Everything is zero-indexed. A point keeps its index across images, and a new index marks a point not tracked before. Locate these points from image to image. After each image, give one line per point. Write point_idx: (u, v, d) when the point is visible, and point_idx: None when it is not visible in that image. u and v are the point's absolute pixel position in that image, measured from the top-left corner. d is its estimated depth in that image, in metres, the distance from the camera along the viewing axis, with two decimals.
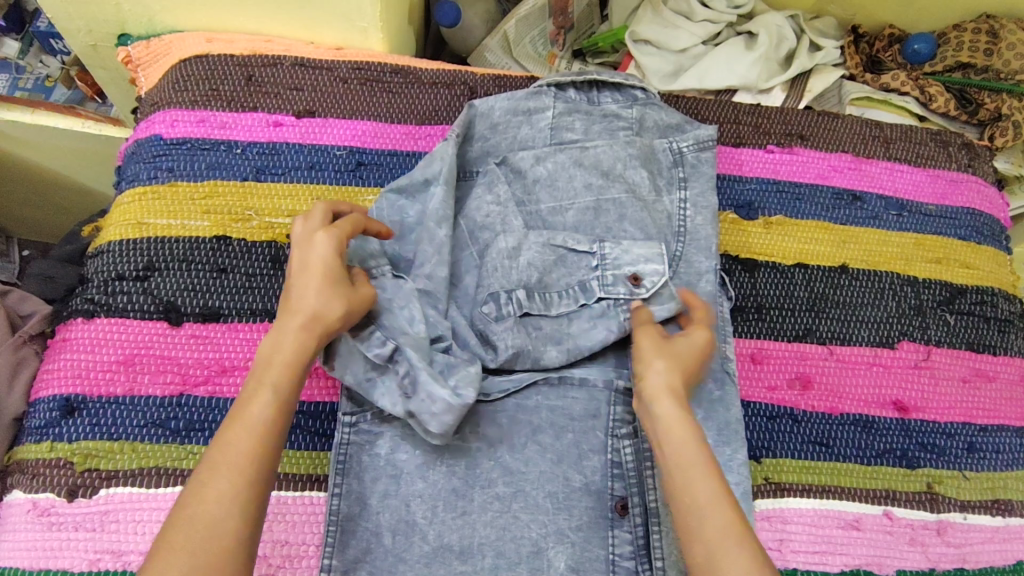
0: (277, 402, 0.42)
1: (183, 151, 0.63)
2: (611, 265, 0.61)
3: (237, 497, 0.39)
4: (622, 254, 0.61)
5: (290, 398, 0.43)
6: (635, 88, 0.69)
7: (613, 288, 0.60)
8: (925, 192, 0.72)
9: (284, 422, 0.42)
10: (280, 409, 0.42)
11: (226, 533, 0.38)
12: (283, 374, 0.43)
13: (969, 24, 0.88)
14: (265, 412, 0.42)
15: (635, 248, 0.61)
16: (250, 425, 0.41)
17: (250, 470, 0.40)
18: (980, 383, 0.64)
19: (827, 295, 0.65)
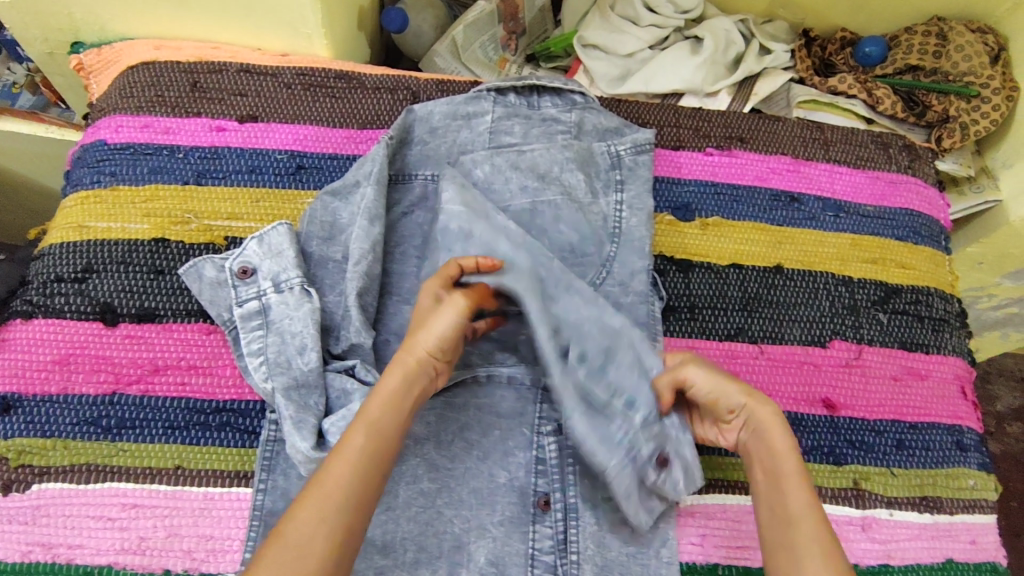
0: (370, 434, 0.45)
1: (126, 155, 0.65)
2: (656, 434, 0.55)
3: (332, 518, 0.41)
4: (678, 441, 0.55)
5: (385, 434, 0.46)
6: (575, 92, 0.70)
7: (645, 453, 0.54)
8: (863, 193, 0.73)
9: (380, 458, 0.45)
10: (375, 441, 0.45)
11: (318, 552, 0.40)
12: (381, 411, 0.46)
13: (920, 27, 0.89)
14: (360, 440, 0.45)
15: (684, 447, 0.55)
16: (346, 454, 0.44)
17: (349, 501, 0.42)
18: (911, 381, 0.65)
19: (760, 295, 0.66)
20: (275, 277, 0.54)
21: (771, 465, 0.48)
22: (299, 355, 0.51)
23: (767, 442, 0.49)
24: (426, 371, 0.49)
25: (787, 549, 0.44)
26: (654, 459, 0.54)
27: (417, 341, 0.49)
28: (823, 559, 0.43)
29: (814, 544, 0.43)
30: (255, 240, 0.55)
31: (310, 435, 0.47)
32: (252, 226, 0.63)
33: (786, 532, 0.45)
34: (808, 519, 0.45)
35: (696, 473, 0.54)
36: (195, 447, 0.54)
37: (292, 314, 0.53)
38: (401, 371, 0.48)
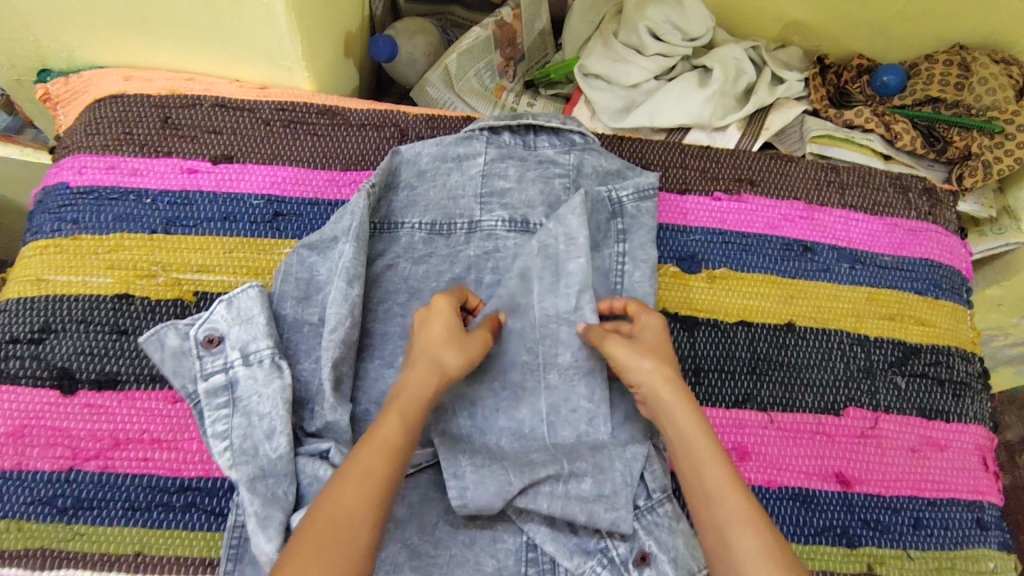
0: (403, 421, 0.46)
1: (90, 201, 0.60)
2: (645, 518, 0.53)
3: (361, 504, 0.41)
4: (671, 529, 0.52)
5: (416, 425, 0.46)
6: (574, 132, 0.66)
7: (626, 537, 0.52)
8: (880, 242, 0.69)
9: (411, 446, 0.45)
10: (409, 430, 0.45)
11: (360, 528, 0.40)
12: (414, 408, 0.47)
13: (942, 55, 0.83)
14: (393, 432, 0.45)
15: (681, 537, 0.52)
16: (379, 440, 0.44)
17: (383, 483, 0.43)
18: (929, 453, 0.61)
19: (770, 356, 0.62)
20: (243, 347, 0.49)
21: (683, 440, 0.48)
22: (267, 440, 0.47)
23: (679, 417, 0.49)
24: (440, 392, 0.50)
25: (717, 526, 0.44)
26: (638, 551, 0.52)
27: (448, 360, 0.50)
28: (750, 525, 0.43)
29: (738, 509, 0.43)
30: (222, 303, 0.50)
31: (276, 535, 0.43)
32: (225, 280, 0.58)
33: (710, 508, 0.44)
34: (730, 490, 0.44)
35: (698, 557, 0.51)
36: (158, 531, 0.50)
37: (257, 393, 0.48)
38: (428, 376, 0.49)
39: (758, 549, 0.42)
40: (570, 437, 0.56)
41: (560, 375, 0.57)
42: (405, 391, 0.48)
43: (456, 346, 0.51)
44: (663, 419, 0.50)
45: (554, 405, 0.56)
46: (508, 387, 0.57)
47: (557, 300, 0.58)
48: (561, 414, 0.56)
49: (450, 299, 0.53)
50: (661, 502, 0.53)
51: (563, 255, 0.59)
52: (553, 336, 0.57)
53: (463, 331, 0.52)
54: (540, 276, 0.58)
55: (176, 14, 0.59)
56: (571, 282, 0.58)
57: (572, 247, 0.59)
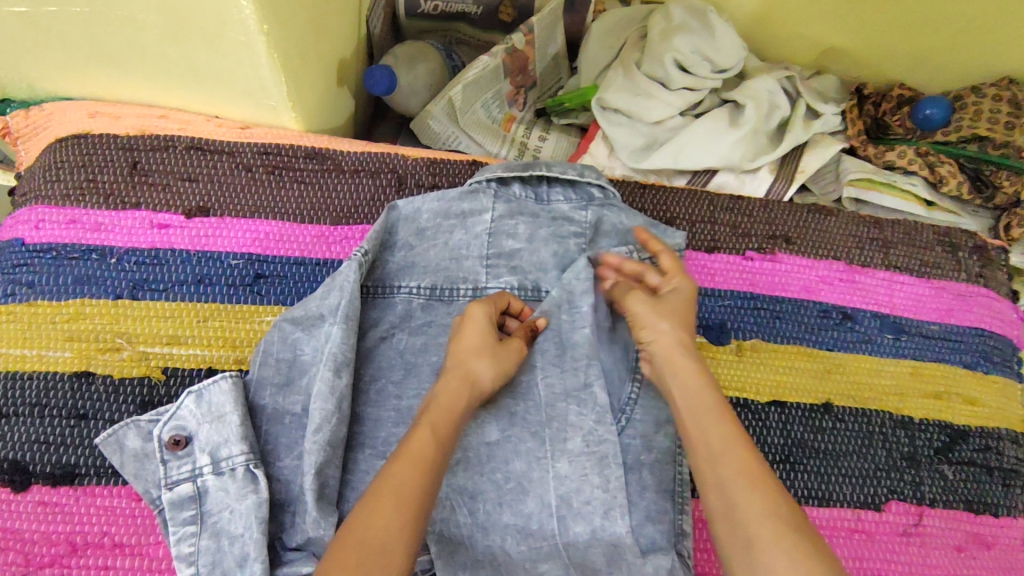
0: (436, 432, 0.43)
1: (48, 260, 0.53)
2: None
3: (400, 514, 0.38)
4: None
5: (449, 437, 0.44)
6: (592, 185, 0.58)
7: None
8: (926, 309, 0.62)
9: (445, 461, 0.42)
10: (442, 444, 0.43)
11: (397, 542, 0.37)
12: (448, 418, 0.44)
13: (991, 88, 0.76)
14: (419, 445, 0.42)
15: None
16: (412, 453, 0.41)
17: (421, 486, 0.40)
18: (976, 552, 0.55)
19: (804, 442, 0.56)
20: (214, 451, 0.44)
21: (692, 400, 0.45)
22: (239, 569, 0.41)
23: (687, 381, 0.47)
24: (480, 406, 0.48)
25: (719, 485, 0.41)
26: None
27: (483, 370, 0.48)
28: (754, 488, 0.40)
29: (741, 472, 0.41)
30: (192, 396, 0.44)
31: None
32: (198, 354, 0.52)
33: (711, 469, 0.42)
34: (733, 449, 0.42)
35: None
36: None
37: (226, 505, 0.43)
38: (461, 385, 0.47)
39: (760, 513, 0.39)
40: (584, 533, 0.49)
41: (571, 465, 0.50)
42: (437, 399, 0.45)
43: (490, 355, 0.49)
44: (668, 376, 0.48)
45: (564, 497, 0.49)
46: (512, 479, 0.50)
47: (564, 376, 0.52)
48: (573, 507, 0.49)
49: (485, 306, 0.51)
50: None
51: (567, 325, 0.53)
52: (562, 420, 0.51)
53: (499, 340, 0.50)
54: (544, 350, 0.53)
55: (142, 52, 0.52)
56: (578, 353, 0.52)
57: (577, 316, 0.53)
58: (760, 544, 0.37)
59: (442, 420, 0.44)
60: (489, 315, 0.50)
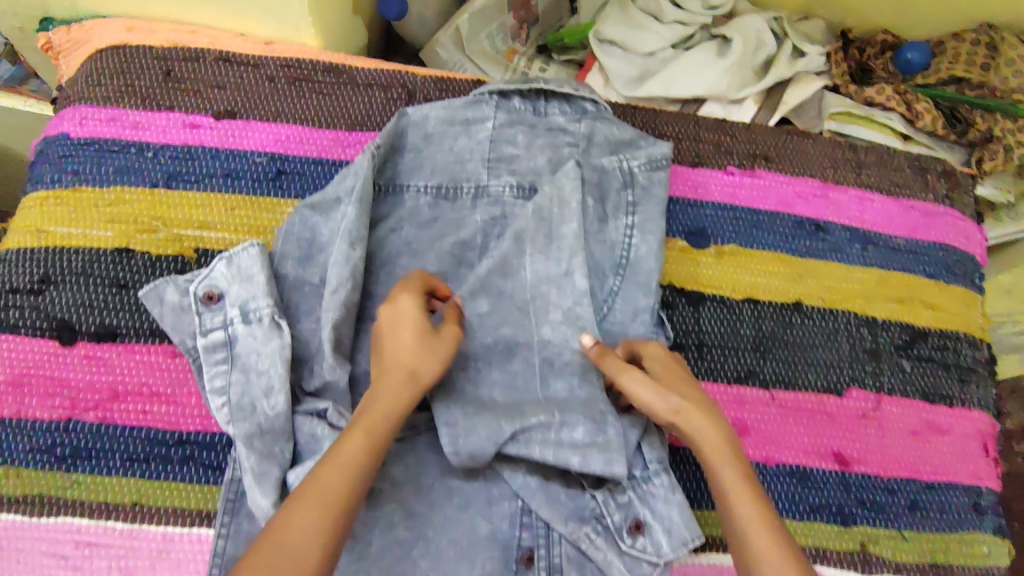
0: (370, 437, 0.43)
1: (91, 152, 0.59)
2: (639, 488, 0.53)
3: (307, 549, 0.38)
4: (664, 499, 0.52)
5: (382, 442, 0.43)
6: (586, 100, 0.64)
7: (621, 507, 0.52)
8: (895, 224, 0.67)
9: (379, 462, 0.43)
10: (375, 447, 0.43)
11: (304, 542, 0.38)
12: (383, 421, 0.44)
13: (970, 34, 0.81)
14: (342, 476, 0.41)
15: (676, 508, 0.52)
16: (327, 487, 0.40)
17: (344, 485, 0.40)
18: (931, 437, 0.60)
19: (775, 334, 0.61)
20: (243, 305, 0.50)
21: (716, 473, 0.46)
22: (265, 398, 0.49)
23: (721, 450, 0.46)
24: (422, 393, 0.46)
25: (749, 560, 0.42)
26: (632, 520, 0.52)
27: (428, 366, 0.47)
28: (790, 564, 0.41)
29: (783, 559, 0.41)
30: (222, 260, 0.50)
31: (270, 491, 0.46)
32: (225, 237, 0.58)
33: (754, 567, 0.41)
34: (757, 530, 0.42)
35: (692, 527, 0.52)
36: (156, 482, 0.51)
37: (252, 350, 0.49)
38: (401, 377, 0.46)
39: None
40: (563, 389, 0.55)
41: (553, 331, 0.56)
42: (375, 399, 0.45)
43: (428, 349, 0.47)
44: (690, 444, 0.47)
45: (547, 359, 0.56)
46: (501, 342, 0.56)
47: (549, 263, 0.58)
48: (554, 367, 0.55)
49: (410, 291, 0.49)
50: (656, 473, 0.53)
51: (556, 219, 0.58)
52: (543, 298, 0.57)
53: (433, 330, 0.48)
54: (532, 239, 0.58)
55: None
56: (563, 245, 0.58)
57: (565, 212, 0.58)
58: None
59: (379, 426, 0.43)
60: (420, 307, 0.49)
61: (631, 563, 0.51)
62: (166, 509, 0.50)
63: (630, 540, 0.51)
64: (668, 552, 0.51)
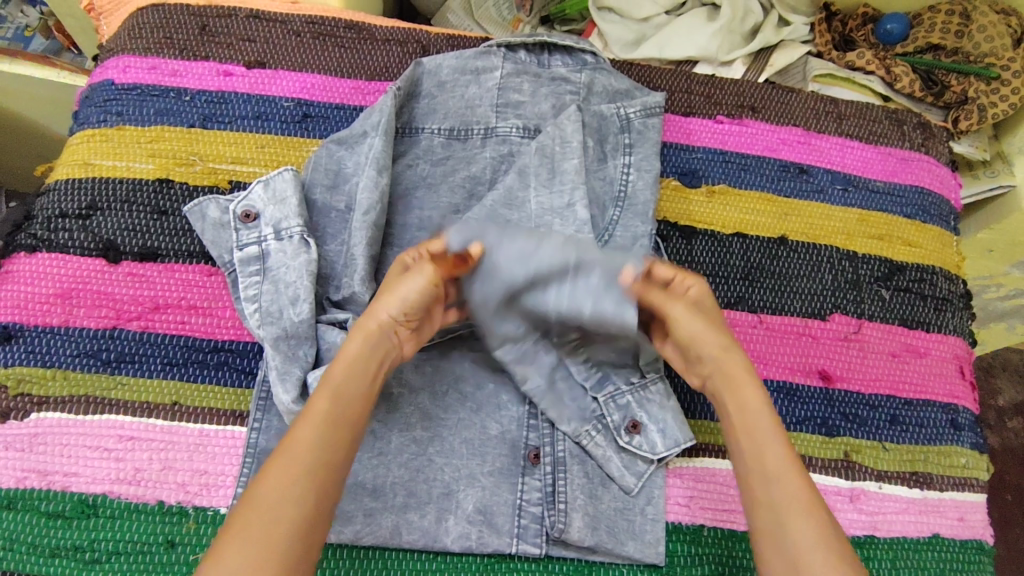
0: (336, 394, 0.44)
1: (133, 96, 0.64)
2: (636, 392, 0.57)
3: (282, 510, 0.40)
4: (659, 404, 0.57)
5: (348, 393, 0.45)
6: (586, 53, 0.70)
7: (619, 407, 0.57)
8: (873, 169, 0.72)
9: (350, 415, 0.44)
10: (342, 401, 0.44)
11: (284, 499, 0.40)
12: (347, 370, 0.45)
13: (944, 5, 0.85)
14: (310, 438, 0.42)
15: (669, 412, 0.56)
16: (296, 449, 0.41)
17: (318, 437, 0.42)
18: (909, 359, 0.65)
19: (762, 265, 0.66)
20: (276, 224, 0.54)
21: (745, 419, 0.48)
22: (291, 306, 0.52)
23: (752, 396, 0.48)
24: (384, 337, 0.48)
25: (771, 507, 0.44)
26: (629, 419, 0.56)
27: (382, 307, 0.48)
28: (805, 509, 0.44)
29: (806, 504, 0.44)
30: (261, 184, 0.55)
31: (291, 388, 0.49)
32: (256, 171, 0.63)
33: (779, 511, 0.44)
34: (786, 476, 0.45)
35: (684, 429, 0.56)
36: (193, 384, 0.55)
37: (283, 263, 0.54)
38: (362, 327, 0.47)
39: (817, 542, 0.42)
40: None
41: None
42: (338, 360, 0.46)
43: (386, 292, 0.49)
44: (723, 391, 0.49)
45: None
46: None
47: (552, 195, 0.62)
48: None
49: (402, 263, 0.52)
50: (654, 380, 0.57)
51: (559, 156, 0.63)
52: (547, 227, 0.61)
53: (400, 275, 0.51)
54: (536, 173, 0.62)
55: None
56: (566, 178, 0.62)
57: (568, 149, 0.63)
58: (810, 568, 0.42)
59: (340, 377, 0.45)
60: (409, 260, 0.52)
61: (628, 460, 0.56)
62: (201, 410, 0.54)
63: (629, 442, 0.56)
64: (662, 452, 0.55)
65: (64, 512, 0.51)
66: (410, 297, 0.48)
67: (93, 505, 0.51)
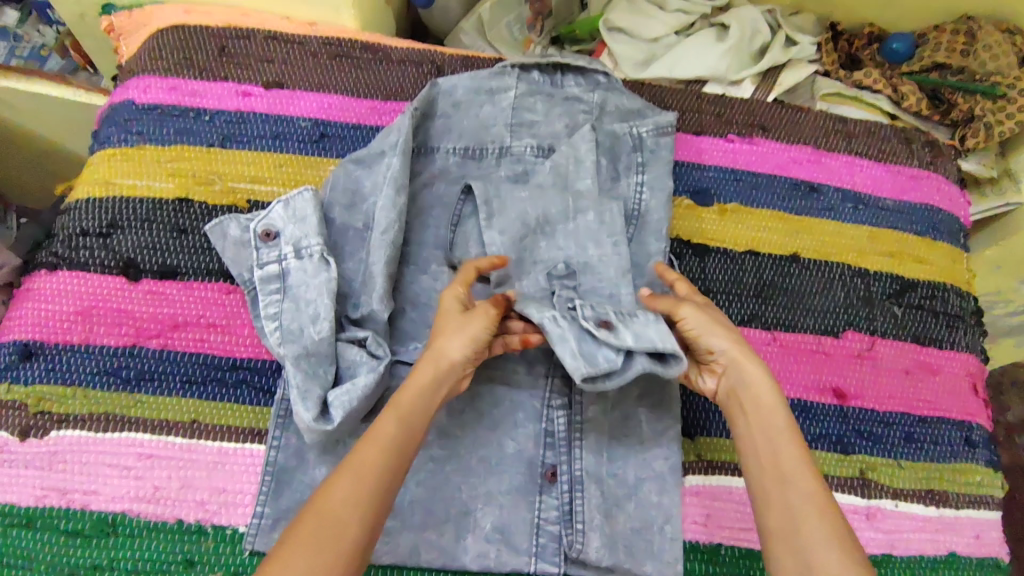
0: (402, 419, 0.46)
1: (154, 116, 0.65)
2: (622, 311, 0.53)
3: (349, 534, 0.41)
4: (641, 322, 0.52)
5: (415, 421, 0.46)
6: (599, 74, 0.71)
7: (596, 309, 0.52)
8: (883, 187, 0.73)
9: (411, 443, 0.45)
10: (406, 427, 0.46)
11: (353, 515, 0.41)
12: (411, 399, 0.47)
13: (949, 26, 0.86)
14: (375, 458, 0.43)
15: (651, 327, 0.51)
16: (361, 468, 0.43)
17: (385, 468, 0.43)
18: (923, 376, 0.65)
19: (775, 283, 0.67)
20: (296, 242, 0.55)
21: (765, 420, 0.49)
22: (311, 324, 0.52)
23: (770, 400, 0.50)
24: (451, 374, 0.50)
25: (786, 510, 0.45)
26: (603, 319, 0.51)
27: (449, 346, 0.50)
28: (819, 513, 0.44)
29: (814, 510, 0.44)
30: (281, 203, 0.56)
31: (314, 406, 0.49)
32: (274, 191, 0.64)
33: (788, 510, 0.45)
34: (800, 476, 0.46)
35: (665, 340, 0.50)
36: (211, 403, 0.55)
37: (302, 281, 0.54)
38: (428, 365, 0.49)
39: (827, 542, 0.43)
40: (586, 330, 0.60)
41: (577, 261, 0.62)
42: (406, 387, 0.48)
43: (456, 331, 0.50)
44: (742, 391, 0.51)
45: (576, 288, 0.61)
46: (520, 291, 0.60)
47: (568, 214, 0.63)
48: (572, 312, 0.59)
49: (456, 293, 0.53)
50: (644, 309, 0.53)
51: (573, 175, 0.64)
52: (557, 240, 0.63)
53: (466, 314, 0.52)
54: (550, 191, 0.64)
55: None
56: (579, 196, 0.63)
57: (581, 168, 0.64)
58: (822, 564, 0.42)
59: (407, 406, 0.46)
60: (461, 297, 0.53)
61: (590, 352, 0.50)
62: (220, 429, 0.55)
63: (594, 332, 0.50)
64: (628, 344, 0.50)
65: (84, 530, 0.51)
66: (481, 344, 0.50)
67: (112, 523, 0.51)
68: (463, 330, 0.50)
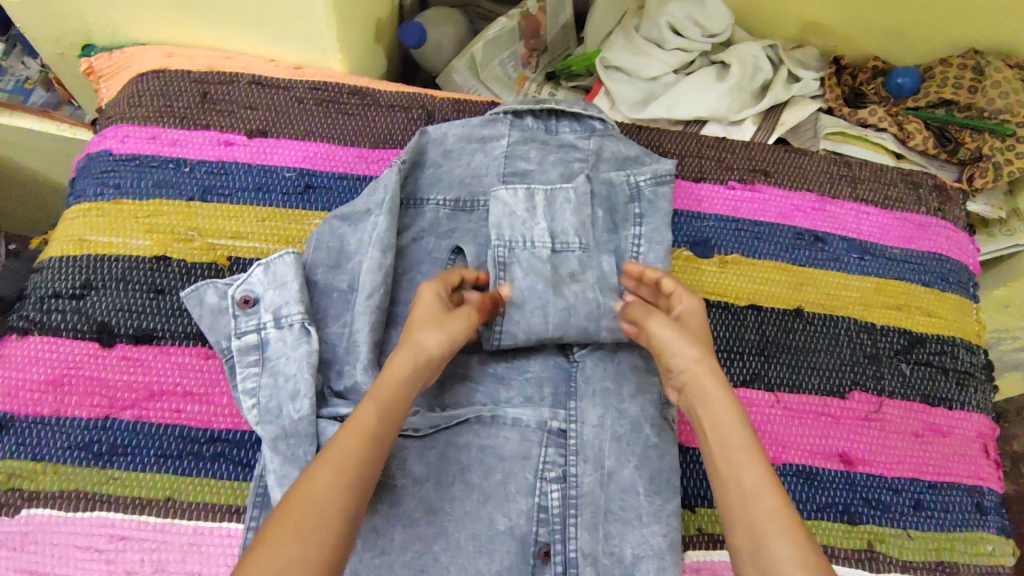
0: (382, 406, 0.45)
1: (132, 167, 0.63)
2: None
3: (327, 518, 0.38)
4: None
5: (397, 410, 0.45)
6: (594, 119, 0.68)
7: None
8: (890, 236, 0.70)
9: (393, 431, 0.44)
10: (387, 416, 0.45)
11: (330, 502, 0.39)
12: (392, 390, 0.46)
13: (957, 59, 0.84)
14: (355, 446, 0.42)
15: None
16: (339, 457, 0.41)
17: (360, 456, 0.42)
18: (932, 438, 0.62)
19: (779, 340, 0.64)
20: (276, 310, 0.52)
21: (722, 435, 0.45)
22: (291, 401, 0.50)
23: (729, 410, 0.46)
24: (424, 369, 0.49)
25: (749, 526, 0.41)
26: None
27: (425, 336, 0.49)
28: (786, 527, 0.40)
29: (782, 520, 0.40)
30: (260, 267, 0.53)
31: None
32: (257, 247, 0.61)
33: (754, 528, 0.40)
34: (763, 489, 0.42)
35: None
36: (186, 479, 0.53)
37: (281, 353, 0.52)
38: (406, 357, 0.48)
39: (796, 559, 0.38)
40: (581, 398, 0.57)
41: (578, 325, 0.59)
42: (385, 376, 0.47)
43: (435, 325, 0.50)
44: (700, 405, 0.47)
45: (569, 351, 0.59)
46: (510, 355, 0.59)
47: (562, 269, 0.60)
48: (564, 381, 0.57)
49: (438, 285, 0.53)
50: None
51: (567, 229, 0.61)
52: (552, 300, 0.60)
53: (448, 311, 0.52)
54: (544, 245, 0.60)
55: None
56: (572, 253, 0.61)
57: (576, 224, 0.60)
58: None
59: (387, 394, 0.45)
60: (440, 293, 0.53)
61: None
62: (197, 506, 0.52)
63: None
64: None
65: None
66: (456, 342, 0.51)
67: None
68: (441, 324, 0.50)
